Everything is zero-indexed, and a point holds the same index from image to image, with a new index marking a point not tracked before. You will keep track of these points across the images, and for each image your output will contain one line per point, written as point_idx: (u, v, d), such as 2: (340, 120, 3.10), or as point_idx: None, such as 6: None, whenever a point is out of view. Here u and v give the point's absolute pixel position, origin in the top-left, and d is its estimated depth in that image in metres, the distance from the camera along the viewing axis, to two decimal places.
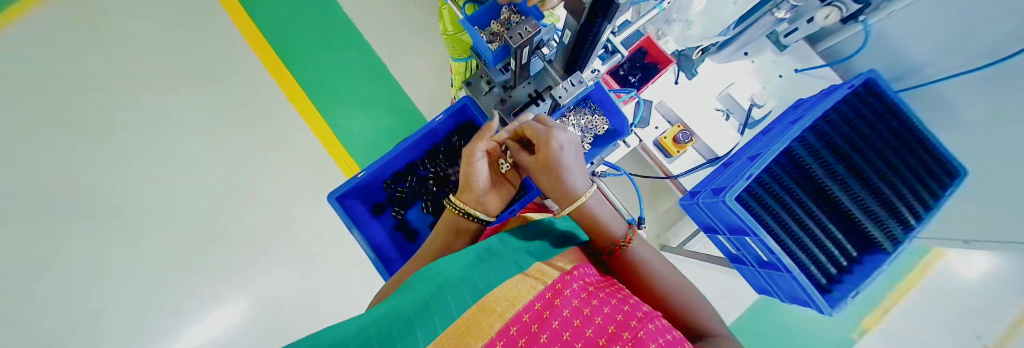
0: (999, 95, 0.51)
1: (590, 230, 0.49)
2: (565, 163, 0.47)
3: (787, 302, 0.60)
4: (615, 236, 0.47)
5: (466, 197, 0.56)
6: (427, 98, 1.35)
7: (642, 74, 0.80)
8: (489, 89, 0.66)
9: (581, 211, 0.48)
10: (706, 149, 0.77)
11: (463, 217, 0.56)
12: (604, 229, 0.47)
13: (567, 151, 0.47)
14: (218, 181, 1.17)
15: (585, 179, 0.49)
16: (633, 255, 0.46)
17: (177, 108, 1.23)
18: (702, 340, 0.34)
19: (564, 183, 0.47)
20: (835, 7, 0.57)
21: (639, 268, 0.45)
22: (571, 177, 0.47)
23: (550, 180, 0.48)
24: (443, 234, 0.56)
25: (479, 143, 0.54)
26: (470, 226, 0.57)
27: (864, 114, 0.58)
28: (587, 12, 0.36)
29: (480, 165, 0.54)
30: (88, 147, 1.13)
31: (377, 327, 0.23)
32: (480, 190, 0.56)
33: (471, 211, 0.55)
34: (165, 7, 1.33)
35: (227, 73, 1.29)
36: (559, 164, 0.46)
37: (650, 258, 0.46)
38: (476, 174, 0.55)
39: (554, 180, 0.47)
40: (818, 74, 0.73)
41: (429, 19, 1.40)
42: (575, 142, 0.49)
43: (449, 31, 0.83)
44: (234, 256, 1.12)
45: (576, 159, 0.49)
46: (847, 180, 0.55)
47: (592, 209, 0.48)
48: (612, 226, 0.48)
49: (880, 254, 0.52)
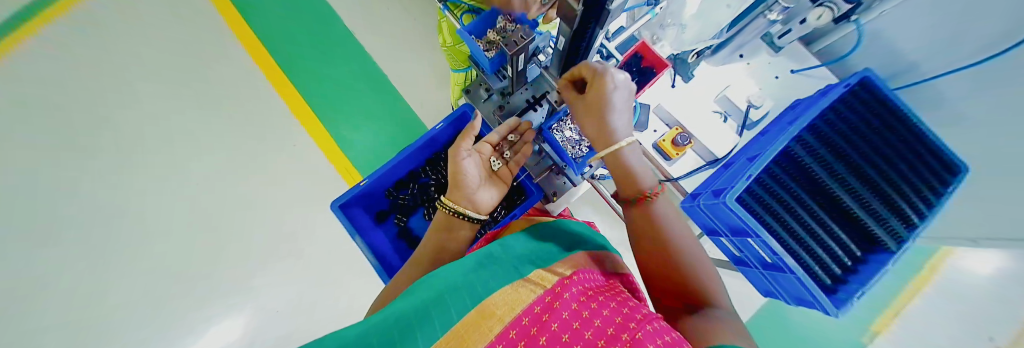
0: (1006, 87, 0.51)
1: (620, 181, 0.48)
2: (614, 106, 0.46)
3: (792, 303, 0.59)
4: (643, 187, 0.46)
5: (455, 196, 0.58)
6: (428, 106, 1.37)
7: (639, 78, 0.73)
8: (488, 96, 0.68)
9: (615, 157, 0.47)
10: (706, 152, 0.78)
11: (452, 217, 0.57)
12: (634, 181, 0.46)
13: (619, 92, 0.45)
14: (218, 193, 1.18)
15: (628, 129, 0.48)
16: (654, 209, 0.46)
17: (183, 122, 1.25)
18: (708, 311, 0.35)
19: (606, 125, 0.47)
20: (827, 7, 0.56)
21: (658, 227, 0.44)
22: (615, 119, 0.46)
23: (593, 119, 0.47)
24: (437, 234, 0.57)
25: (464, 143, 0.58)
26: (462, 224, 0.58)
27: (860, 111, 0.58)
28: (579, 19, 0.36)
29: (465, 163, 0.57)
30: (103, 163, 1.17)
31: (376, 332, 0.23)
32: (467, 187, 0.57)
33: (461, 209, 0.56)
34: (167, 24, 1.36)
35: (231, 87, 1.31)
36: (610, 104, 0.45)
37: (672, 217, 0.46)
38: (463, 172, 0.57)
39: (598, 118, 0.47)
40: (816, 75, 0.71)
41: (429, 31, 1.44)
42: (628, 88, 0.47)
43: (448, 43, 0.85)
44: (233, 269, 1.12)
45: (625, 104, 0.47)
46: (847, 179, 0.55)
47: (631, 157, 0.47)
48: (642, 177, 0.47)
49: (884, 253, 0.51)
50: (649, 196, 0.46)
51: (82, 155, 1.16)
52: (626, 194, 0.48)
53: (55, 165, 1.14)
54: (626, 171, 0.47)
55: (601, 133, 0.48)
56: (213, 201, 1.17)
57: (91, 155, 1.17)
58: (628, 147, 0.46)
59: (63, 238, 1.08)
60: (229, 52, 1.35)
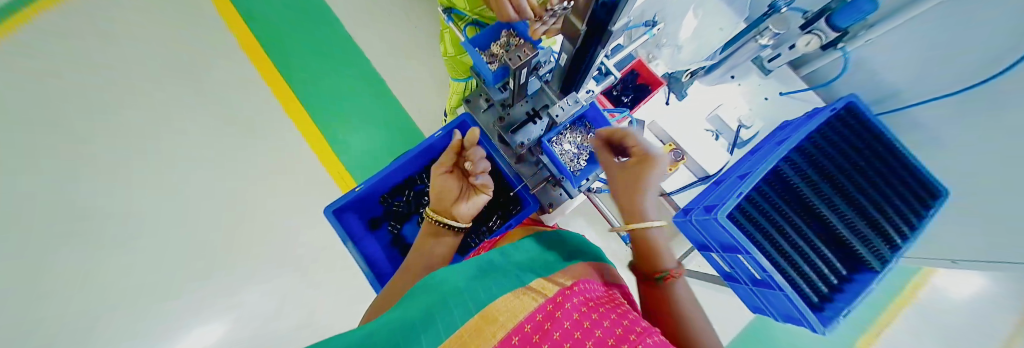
0: (993, 109, 0.52)
1: (640, 254, 0.46)
2: (650, 185, 0.47)
3: (780, 321, 0.60)
4: (664, 265, 0.44)
5: (441, 206, 0.59)
6: (426, 112, 1.38)
7: (635, 94, 0.81)
8: (488, 106, 0.69)
9: (644, 236, 0.45)
10: (697, 168, 0.79)
11: (440, 226, 0.58)
12: (654, 257, 0.44)
13: (656, 173, 0.47)
14: (202, 191, 1.15)
15: (658, 211, 0.47)
16: (672, 290, 0.42)
17: (171, 116, 1.23)
18: None
19: (638, 200, 0.46)
20: (815, 34, 0.60)
21: (668, 302, 0.41)
22: (649, 197, 0.47)
23: (627, 191, 0.47)
24: (425, 239, 0.58)
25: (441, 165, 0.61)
26: (449, 234, 0.59)
27: (843, 132, 0.61)
28: (582, 36, 0.38)
29: (440, 182, 0.60)
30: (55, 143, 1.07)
31: (384, 333, 0.23)
32: (449, 199, 0.60)
33: (446, 221, 0.57)
34: (162, 20, 1.35)
35: (225, 85, 1.30)
36: (645, 180, 0.46)
37: (688, 299, 0.42)
38: (440, 191, 0.60)
39: (632, 191, 0.47)
40: (801, 97, 0.76)
41: (431, 41, 1.47)
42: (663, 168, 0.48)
43: (449, 53, 0.86)
44: (214, 272, 1.07)
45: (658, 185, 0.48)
46: (831, 198, 0.58)
47: (658, 239, 0.46)
48: (665, 256, 0.44)
49: (869, 272, 0.52)
50: (665, 277, 0.42)
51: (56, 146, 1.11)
52: (645, 270, 0.45)
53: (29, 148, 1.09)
54: (649, 250, 0.45)
55: (633, 207, 0.47)
56: (198, 196, 1.14)
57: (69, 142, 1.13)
58: (659, 230, 0.45)
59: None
60: (227, 52, 1.35)
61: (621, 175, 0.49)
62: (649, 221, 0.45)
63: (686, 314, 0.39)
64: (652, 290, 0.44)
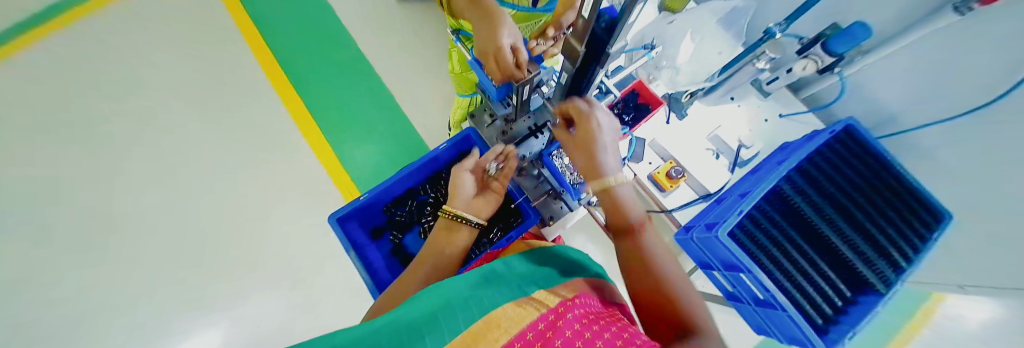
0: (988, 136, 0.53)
1: (611, 213, 0.48)
2: (601, 142, 0.48)
3: (786, 343, 0.58)
4: (632, 218, 0.46)
5: (455, 202, 0.60)
6: (432, 126, 1.42)
7: (635, 113, 0.79)
8: (492, 121, 0.71)
9: (609, 193, 0.47)
10: (699, 185, 0.79)
11: (453, 220, 0.58)
12: (623, 213, 0.46)
13: (604, 130, 0.49)
14: (215, 200, 1.20)
15: (619, 165, 0.49)
16: (646, 242, 0.44)
17: (192, 128, 1.30)
18: (684, 340, 0.31)
19: (595, 160, 0.48)
20: (812, 59, 0.62)
21: (645, 257, 0.42)
22: (604, 155, 0.48)
23: (583, 154, 0.49)
24: (438, 236, 0.58)
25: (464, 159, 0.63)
26: (462, 230, 0.58)
27: (843, 154, 0.62)
28: (581, 57, 0.40)
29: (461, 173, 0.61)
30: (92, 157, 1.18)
31: (389, 331, 0.24)
32: (464, 194, 0.60)
33: (461, 213, 0.57)
34: (189, 39, 1.45)
35: (242, 99, 1.37)
36: (595, 140, 0.48)
37: (664, 254, 0.43)
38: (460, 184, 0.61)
39: (587, 153, 0.49)
40: (799, 119, 0.78)
41: (439, 59, 1.52)
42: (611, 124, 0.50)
43: (456, 70, 0.90)
44: (222, 278, 1.11)
45: (610, 140, 0.50)
46: (834, 220, 0.58)
47: (621, 194, 0.48)
48: (633, 210, 0.47)
49: (874, 295, 0.52)
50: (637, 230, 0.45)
51: (90, 156, 1.21)
52: (617, 227, 0.47)
53: (70, 158, 1.19)
54: (615, 207, 0.47)
55: (592, 167, 0.49)
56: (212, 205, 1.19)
57: (106, 154, 1.23)
58: (618, 184, 0.47)
59: (59, 232, 1.10)
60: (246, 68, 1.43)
61: (573, 143, 0.51)
62: (608, 177, 0.47)
63: (662, 267, 0.41)
64: (627, 247, 0.46)
